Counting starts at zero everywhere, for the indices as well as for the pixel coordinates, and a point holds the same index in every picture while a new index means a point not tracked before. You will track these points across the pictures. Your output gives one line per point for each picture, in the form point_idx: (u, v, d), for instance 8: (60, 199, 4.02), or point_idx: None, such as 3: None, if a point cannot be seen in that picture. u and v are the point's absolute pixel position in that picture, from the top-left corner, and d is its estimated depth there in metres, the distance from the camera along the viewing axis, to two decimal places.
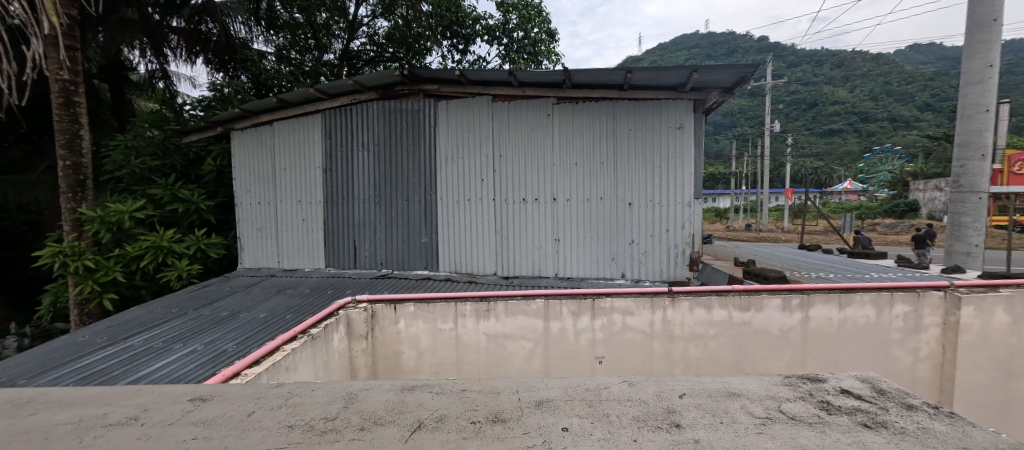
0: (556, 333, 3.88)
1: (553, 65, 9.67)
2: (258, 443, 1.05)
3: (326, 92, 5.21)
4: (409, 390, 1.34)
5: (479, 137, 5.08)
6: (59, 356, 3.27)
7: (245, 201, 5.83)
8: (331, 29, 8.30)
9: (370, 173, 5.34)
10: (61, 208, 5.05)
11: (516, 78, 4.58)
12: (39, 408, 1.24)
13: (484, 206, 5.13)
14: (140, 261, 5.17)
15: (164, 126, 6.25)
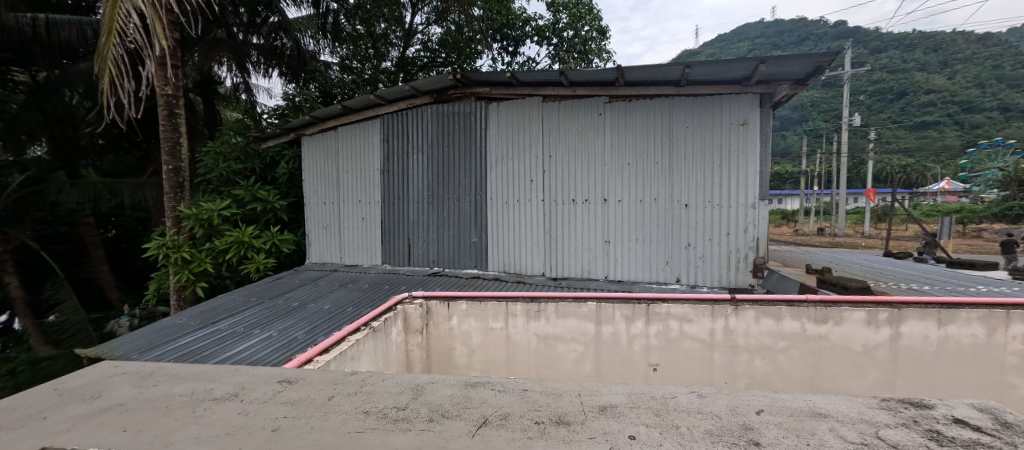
0: (608, 337, 3.79)
1: (604, 63, 9.50)
2: (339, 425, 1.07)
3: (385, 98, 5.47)
4: (473, 386, 1.34)
5: (529, 138, 5.11)
6: (160, 336, 3.73)
7: (313, 201, 6.30)
8: (388, 38, 8.78)
9: (424, 174, 5.55)
10: (164, 205, 5.73)
11: (567, 77, 4.53)
12: (159, 381, 1.36)
13: (532, 206, 5.14)
14: (225, 253, 5.78)
15: (246, 133, 6.93)
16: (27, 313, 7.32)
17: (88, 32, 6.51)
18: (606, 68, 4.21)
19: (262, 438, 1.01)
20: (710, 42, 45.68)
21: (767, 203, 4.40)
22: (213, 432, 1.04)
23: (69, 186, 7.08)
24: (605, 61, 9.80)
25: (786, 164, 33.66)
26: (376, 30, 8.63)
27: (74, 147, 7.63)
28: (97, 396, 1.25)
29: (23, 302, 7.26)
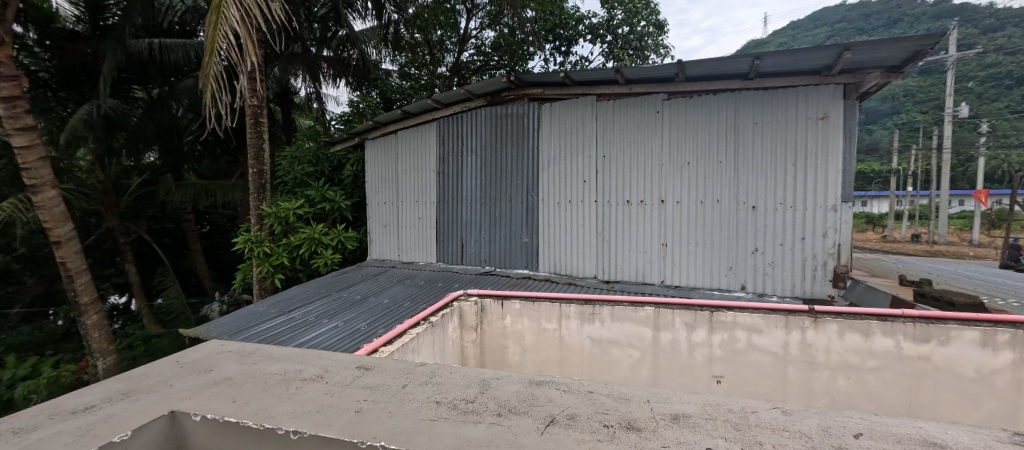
0: (666, 344, 3.63)
1: (661, 59, 9.15)
2: (409, 414, 0.83)
3: (441, 101, 5.65)
4: (537, 384, 1.04)
5: (582, 139, 5.03)
6: (244, 321, 4.16)
7: (375, 201, 6.66)
8: (444, 44, 9.17)
9: (477, 175, 5.67)
10: (250, 204, 6.32)
11: (623, 75, 4.39)
12: (259, 359, 1.15)
13: (585, 207, 5.05)
14: (299, 249, 6.33)
15: (317, 139, 7.51)
16: (142, 295, 8.53)
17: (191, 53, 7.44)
18: (665, 65, 4.03)
19: (346, 420, 0.78)
20: (783, 30, 42.23)
21: (851, 206, 3.98)
22: (306, 409, 0.82)
23: (176, 188, 8.11)
24: (662, 56, 9.44)
25: (873, 162, 30.22)
26: (433, 37, 9.02)
27: (180, 153, 8.71)
28: (210, 369, 1.07)
29: (139, 286, 8.46)
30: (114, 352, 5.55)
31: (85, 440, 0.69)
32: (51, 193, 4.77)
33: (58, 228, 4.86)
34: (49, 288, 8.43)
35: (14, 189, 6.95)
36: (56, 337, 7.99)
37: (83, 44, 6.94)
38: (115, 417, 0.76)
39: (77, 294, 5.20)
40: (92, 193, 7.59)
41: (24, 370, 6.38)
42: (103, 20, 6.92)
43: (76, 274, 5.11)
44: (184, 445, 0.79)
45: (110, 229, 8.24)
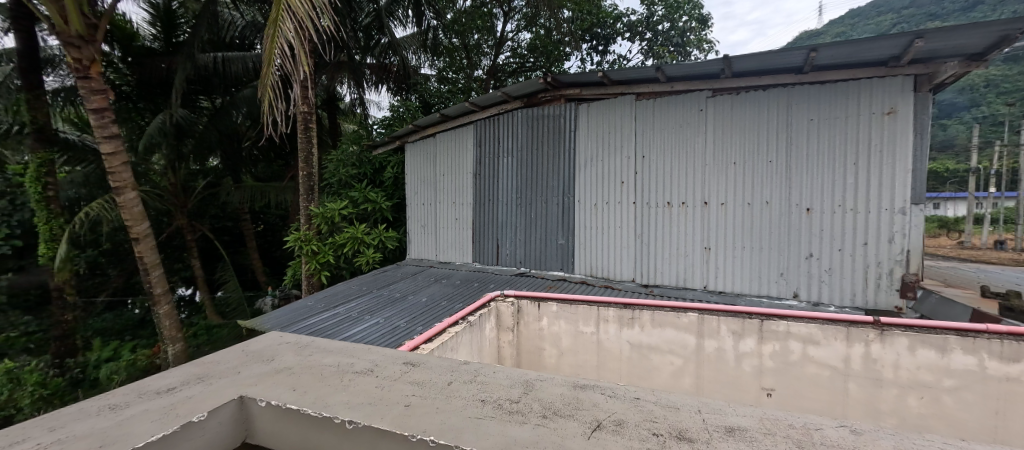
0: (711, 352, 3.49)
1: (704, 55, 8.81)
2: (452, 410, 0.80)
3: (479, 104, 5.72)
4: (583, 386, 0.97)
5: (620, 139, 4.93)
6: (294, 314, 4.42)
7: (414, 202, 6.82)
8: (481, 48, 9.33)
9: (512, 177, 5.69)
10: (300, 205, 6.71)
11: (664, 73, 4.27)
12: (314, 351, 1.17)
13: (622, 209, 4.95)
14: (344, 247, 6.63)
15: (360, 142, 7.82)
16: (205, 288, 9.23)
17: (250, 64, 8.01)
18: (710, 61, 3.87)
19: (397, 413, 0.78)
20: (843, 20, 39.33)
21: (922, 209, 3.63)
22: (360, 399, 0.84)
23: (235, 189, 8.73)
24: (705, 52, 9.08)
25: (949, 161, 27.45)
26: (470, 41, 9.17)
27: (239, 157, 9.35)
28: (272, 358, 1.10)
29: (204, 279, 9.17)
30: (182, 339, 6.03)
31: (165, 421, 0.74)
32: (131, 195, 5.27)
33: (136, 226, 5.36)
34: (129, 279, 9.34)
35: (101, 190, 7.76)
36: (134, 324, 8.83)
37: (158, 59, 7.64)
38: (192, 399, 0.82)
39: (151, 285, 5.72)
40: (165, 194, 8.33)
41: (107, 352, 7.09)
42: (174, 38, 7.70)
43: (150, 267, 5.61)
44: (253, 427, 0.84)
45: (180, 227, 8.99)
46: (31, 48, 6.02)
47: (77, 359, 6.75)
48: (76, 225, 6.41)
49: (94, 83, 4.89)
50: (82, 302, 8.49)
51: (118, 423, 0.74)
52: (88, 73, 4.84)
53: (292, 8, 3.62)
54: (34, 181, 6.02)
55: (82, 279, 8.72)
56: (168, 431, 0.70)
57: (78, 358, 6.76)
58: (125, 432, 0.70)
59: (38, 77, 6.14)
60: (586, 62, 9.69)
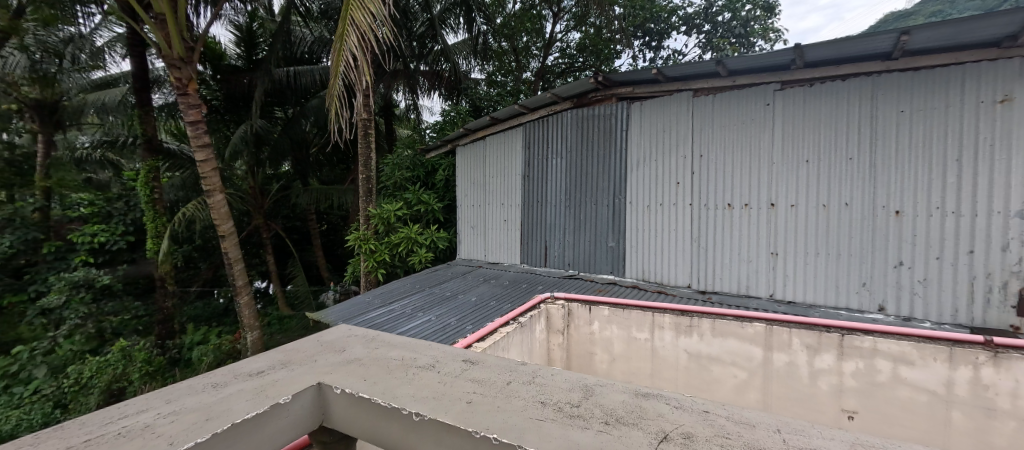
0: (780, 365, 3.27)
1: (769, 45, 8.22)
2: (512, 412, 0.79)
3: (528, 106, 5.72)
4: (645, 394, 0.91)
5: (675, 138, 4.71)
6: (354, 309, 4.70)
7: (464, 204, 6.97)
8: (530, 51, 9.43)
9: (561, 178, 5.65)
10: (360, 206, 7.16)
11: (725, 67, 4.03)
12: (378, 344, 1.23)
13: (678, 211, 4.72)
14: (398, 247, 6.92)
15: (414, 146, 8.11)
16: (278, 281, 10.07)
17: (318, 76, 8.65)
18: (779, 52, 3.59)
19: (459, 408, 0.80)
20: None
21: None
22: (424, 393, 0.87)
23: (304, 191, 9.45)
24: (771, 42, 8.45)
25: None
26: (519, 44, 9.33)
27: (307, 162, 10.09)
28: (341, 349, 1.18)
29: (277, 273, 10.01)
30: (259, 328, 6.60)
31: (256, 401, 0.81)
32: (219, 197, 5.88)
33: (222, 224, 5.96)
34: (216, 272, 10.43)
35: (195, 192, 8.71)
36: (219, 313, 9.82)
37: (241, 75, 8.51)
38: (278, 383, 0.90)
39: (234, 278, 6.35)
40: (245, 196, 9.19)
41: (198, 336, 7.96)
42: (254, 56, 8.59)
43: (233, 262, 6.22)
44: (328, 413, 0.90)
45: (257, 227, 9.86)
46: (143, 70, 6.89)
47: (175, 341, 7.63)
48: (175, 224, 7.26)
49: (190, 99, 5.50)
50: (179, 290, 9.59)
51: (218, 400, 0.83)
52: (187, 90, 5.45)
53: (355, 21, 3.77)
54: (144, 185, 6.90)
55: (180, 271, 9.87)
56: (258, 410, 0.76)
57: (176, 340, 7.63)
58: (224, 409, 0.78)
59: (148, 95, 7.02)
60: (637, 60, 9.51)
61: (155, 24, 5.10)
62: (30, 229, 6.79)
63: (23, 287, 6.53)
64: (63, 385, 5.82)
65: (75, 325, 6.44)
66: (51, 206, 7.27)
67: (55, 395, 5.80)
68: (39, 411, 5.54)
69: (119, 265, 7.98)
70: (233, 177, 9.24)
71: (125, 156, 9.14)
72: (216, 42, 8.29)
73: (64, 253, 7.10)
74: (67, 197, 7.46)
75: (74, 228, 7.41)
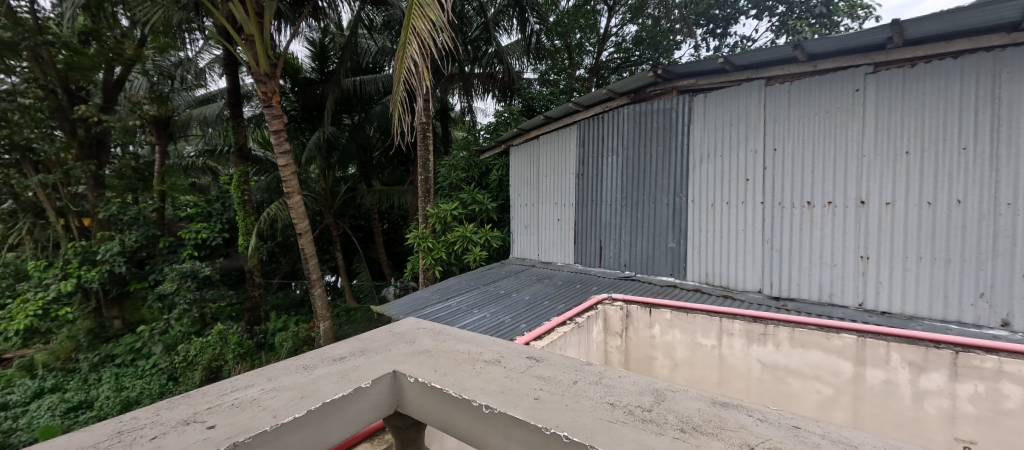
0: (875, 383, 2.94)
1: (856, 23, 7.41)
2: (582, 412, 0.78)
3: (582, 104, 5.63)
4: (724, 403, 0.85)
5: (745, 131, 4.38)
6: (414, 304, 4.92)
7: (518, 203, 7.01)
8: (583, 47, 9.39)
9: (617, 176, 5.49)
10: (419, 206, 7.45)
11: (804, 51, 3.67)
12: (444, 338, 1.27)
13: (748, 210, 4.39)
14: (454, 245, 7.12)
15: (469, 148, 8.29)
16: (346, 276, 10.81)
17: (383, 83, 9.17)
18: (872, 31, 3.20)
19: (528, 404, 0.80)
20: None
21: None
22: (492, 387, 0.88)
23: (369, 192, 10.07)
24: (859, 20, 7.59)
25: None
26: (572, 41, 9.27)
27: (371, 165, 10.72)
28: (412, 341, 1.24)
29: (345, 268, 10.75)
30: (330, 318, 7.10)
31: (342, 383, 0.88)
32: (297, 198, 6.43)
33: (298, 223, 6.51)
34: (294, 266, 11.42)
35: (277, 195, 9.49)
36: (296, 303, 10.76)
37: (315, 86, 9.28)
38: (358, 369, 0.97)
39: (309, 272, 6.91)
40: (318, 197, 9.96)
41: (279, 323, 8.72)
42: (326, 69, 9.36)
43: (308, 257, 6.77)
44: (402, 399, 0.94)
45: (327, 225, 10.60)
46: (236, 86, 7.68)
47: (261, 327, 8.47)
48: (261, 222, 8.04)
49: (274, 110, 6.07)
50: (264, 282, 10.64)
51: (309, 381, 0.91)
52: (271, 103, 6.02)
53: (416, 30, 3.90)
54: (237, 188, 7.72)
55: (264, 265, 10.94)
56: (343, 392, 0.82)
57: (262, 325, 8.44)
58: (315, 389, 0.85)
59: (239, 108, 7.85)
60: (700, 49, 9.01)
61: (246, 44, 5.70)
62: (149, 226, 7.66)
63: (144, 276, 7.59)
64: (174, 361, 6.84)
65: (183, 310, 7.36)
66: (166, 206, 8.25)
67: (169, 369, 6.83)
68: (158, 382, 6.53)
69: (216, 259, 8.88)
70: (308, 179, 10.05)
71: (221, 162, 10.31)
72: (294, 57, 9.13)
73: (175, 246, 7.94)
74: (177, 199, 8.45)
75: (183, 226, 8.38)
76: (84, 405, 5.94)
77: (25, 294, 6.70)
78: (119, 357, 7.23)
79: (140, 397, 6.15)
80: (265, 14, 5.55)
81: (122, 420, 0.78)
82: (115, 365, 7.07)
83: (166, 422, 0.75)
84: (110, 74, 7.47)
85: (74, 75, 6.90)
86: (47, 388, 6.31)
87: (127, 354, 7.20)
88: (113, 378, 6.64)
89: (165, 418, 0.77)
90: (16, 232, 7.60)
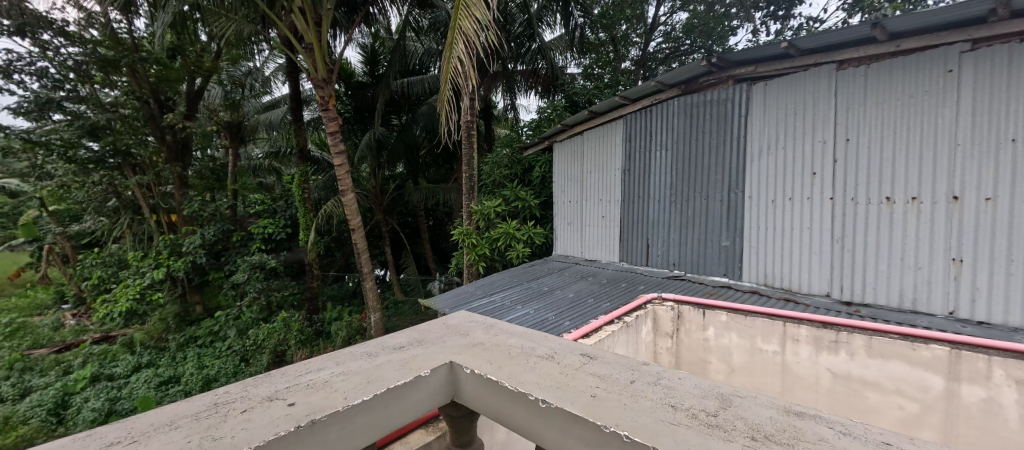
0: (972, 401, 2.62)
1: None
2: (643, 414, 0.75)
3: (629, 98, 5.45)
4: (800, 413, 0.79)
5: (812, 121, 4.05)
6: (460, 298, 5.05)
7: (561, 199, 6.95)
8: (630, 38, 9.11)
9: (666, 172, 5.27)
10: (464, 204, 7.58)
11: (884, 30, 3.31)
12: (495, 331, 1.28)
13: (814, 207, 4.06)
14: (498, 242, 7.17)
15: (512, 145, 8.29)
16: (394, 270, 11.25)
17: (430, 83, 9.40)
18: (970, 3, 2.83)
19: (585, 401, 0.80)
20: None
21: None
22: (548, 382, 0.88)
23: (417, 189, 10.40)
24: None
25: None
26: (618, 33, 8.99)
27: (418, 163, 11.05)
28: (465, 333, 1.26)
29: (393, 263, 11.19)
30: (380, 310, 7.42)
31: (403, 371, 0.92)
32: (350, 196, 6.77)
33: (352, 219, 6.87)
34: (348, 260, 12.06)
35: (332, 192, 9.89)
36: (349, 294, 11.37)
37: (367, 89, 9.71)
38: (417, 358, 1.00)
39: (361, 266, 7.27)
40: (368, 194, 10.38)
41: (335, 313, 9.20)
42: (377, 72, 9.76)
43: (360, 251, 7.12)
44: (458, 389, 0.97)
45: (378, 221, 11.04)
46: (297, 92, 8.18)
47: (320, 317, 9.00)
48: (319, 218, 8.56)
49: (331, 114, 6.39)
50: (321, 274, 11.33)
51: (373, 367, 0.95)
52: (328, 106, 6.35)
53: (462, 30, 3.93)
54: (298, 187, 8.25)
55: (322, 258, 11.64)
56: (404, 380, 0.86)
57: (320, 315, 8.98)
58: (379, 375, 0.90)
59: (300, 113, 8.37)
60: (759, 34, 8.44)
61: (306, 53, 6.07)
62: (225, 221, 8.40)
63: (221, 266, 8.28)
64: (246, 344, 7.47)
65: (253, 297, 8.02)
66: (238, 204, 9.01)
67: (242, 351, 7.47)
68: (233, 363, 7.17)
69: (280, 252, 9.56)
70: (360, 178, 10.49)
71: (283, 162, 11.06)
72: (348, 62, 9.65)
73: (246, 240, 8.63)
74: (247, 197, 9.19)
75: (252, 221, 9.14)
76: (173, 379, 6.66)
77: (126, 281, 7.61)
78: (200, 338, 8.04)
79: (218, 375, 6.80)
80: (323, 23, 5.91)
81: (216, 394, 0.86)
82: (197, 345, 7.87)
83: (252, 398, 0.82)
84: (192, 84, 8.27)
85: (164, 86, 7.79)
86: (143, 364, 7.14)
87: (207, 336, 7.98)
88: (196, 357, 7.39)
89: (251, 394, 0.84)
90: (119, 227, 8.65)
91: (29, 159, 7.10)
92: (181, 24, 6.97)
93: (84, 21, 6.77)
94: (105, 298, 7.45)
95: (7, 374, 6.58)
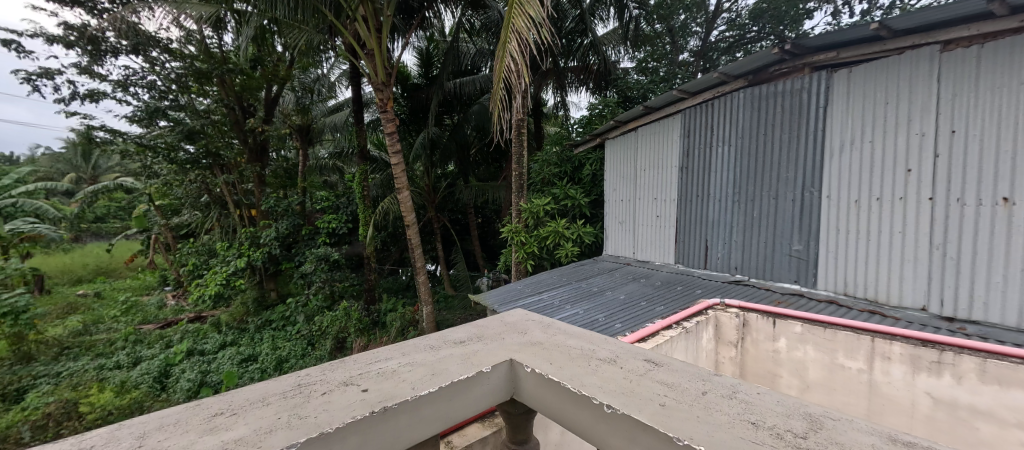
0: None
1: None
2: (720, 430, 0.70)
3: (688, 91, 5.19)
4: (908, 443, 0.69)
5: (907, 111, 3.62)
6: (509, 295, 5.08)
7: (613, 198, 6.77)
8: (689, 28, 8.68)
9: (730, 169, 4.95)
10: (514, 201, 7.60)
11: (1004, 4, 2.87)
12: (552, 331, 1.27)
13: (908, 208, 3.62)
14: (546, 240, 7.12)
15: (561, 142, 8.15)
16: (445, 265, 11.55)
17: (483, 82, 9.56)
18: None
19: (653, 409, 0.76)
20: None
21: None
22: (613, 387, 0.86)
23: (469, 187, 10.62)
24: None
25: None
26: (675, 24, 8.65)
27: (468, 162, 11.20)
28: (523, 331, 1.26)
29: (445, 258, 11.50)
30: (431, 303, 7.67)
31: (466, 366, 0.93)
32: (406, 193, 7.05)
33: (407, 216, 7.15)
34: (402, 255, 12.56)
35: (389, 190, 10.33)
36: (403, 287, 11.86)
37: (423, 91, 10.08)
38: (478, 354, 1.01)
39: (415, 260, 7.55)
40: (422, 191, 10.74)
41: (390, 304, 9.55)
42: (432, 73, 10.05)
43: (414, 246, 7.39)
44: (518, 387, 0.97)
45: (430, 218, 11.39)
46: (359, 95, 8.59)
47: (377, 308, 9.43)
48: (377, 214, 8.99)
49: (389, 115, 6.69)
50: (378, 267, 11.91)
51: (436, 360, 0.98)
52: (386, 108, 6.65)
53: (516, 29, 3.90)
54: (359, 184, 8.72)
55: (379, 252, 12.24)
56: (467, 374, 0.87)
57: (377, 306, 9.43)
58: (443, 368, 0.92)
59: (361, 114, 8.79)
60: (840, 15, 7.67)
61: (368, 58, 6.42)
62: (296, 216, 9.07)
63: (292, 257, 8.96)
64: (313, 330, 8.04)
65: (319, 287, 8.63)
66: (307, 200, 9.71)
67: (309, 335, 8.05)
68: (302, 347, 7.75)
69: (342, 246, 10.18)
70: (415, 176, 10.87)
71: (345, 161, 11.74)
72: (405, 65, 10.00)
73: (313, 234, 9.26)
74: (315, 194, 9.86)
75: (318, 216, 9.80)
76: (251, 357, 7.33)
77: (214, 268, 8.50)
78: (274, 322, 8.77)
79: (289, 356, 7.39)
80: (384, 29, 6.19)
81: (298, 375, 0.93)
82: (271, 328, 8.60)
83: (330, 381, 0.87)
84: (270, 91, 9.03)
85: (247, 94, 8.56)
86: (228, 342, 7.93)
87: (280, 320, 8.70)
88: (271, 339, 8.09)
89: (329, 377, 0.90)
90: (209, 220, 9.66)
91: (142, 160, 8.21)
92: (261, 38, 7.58)
93: (184, 39, 7.61)
94: (198, 283, 8.37)
95: (122, 344, 7.63)
